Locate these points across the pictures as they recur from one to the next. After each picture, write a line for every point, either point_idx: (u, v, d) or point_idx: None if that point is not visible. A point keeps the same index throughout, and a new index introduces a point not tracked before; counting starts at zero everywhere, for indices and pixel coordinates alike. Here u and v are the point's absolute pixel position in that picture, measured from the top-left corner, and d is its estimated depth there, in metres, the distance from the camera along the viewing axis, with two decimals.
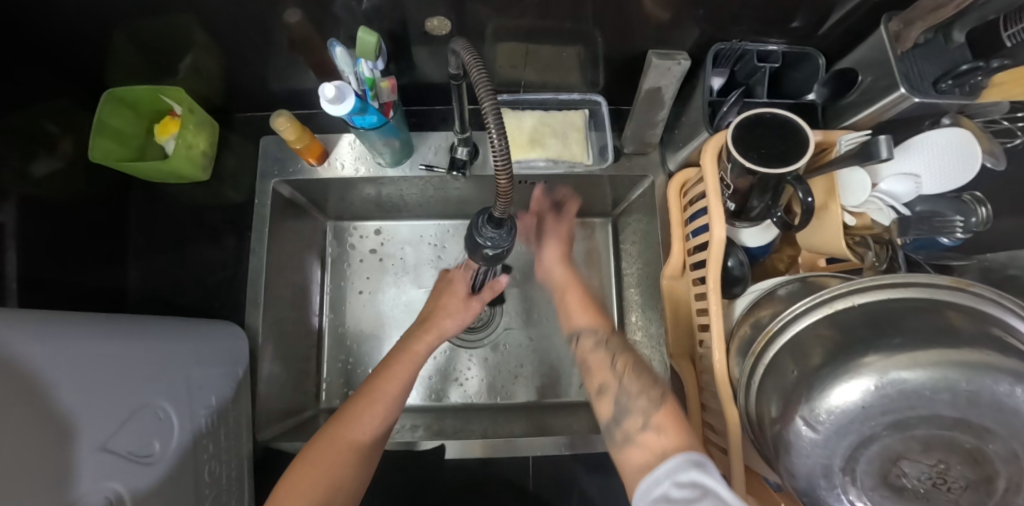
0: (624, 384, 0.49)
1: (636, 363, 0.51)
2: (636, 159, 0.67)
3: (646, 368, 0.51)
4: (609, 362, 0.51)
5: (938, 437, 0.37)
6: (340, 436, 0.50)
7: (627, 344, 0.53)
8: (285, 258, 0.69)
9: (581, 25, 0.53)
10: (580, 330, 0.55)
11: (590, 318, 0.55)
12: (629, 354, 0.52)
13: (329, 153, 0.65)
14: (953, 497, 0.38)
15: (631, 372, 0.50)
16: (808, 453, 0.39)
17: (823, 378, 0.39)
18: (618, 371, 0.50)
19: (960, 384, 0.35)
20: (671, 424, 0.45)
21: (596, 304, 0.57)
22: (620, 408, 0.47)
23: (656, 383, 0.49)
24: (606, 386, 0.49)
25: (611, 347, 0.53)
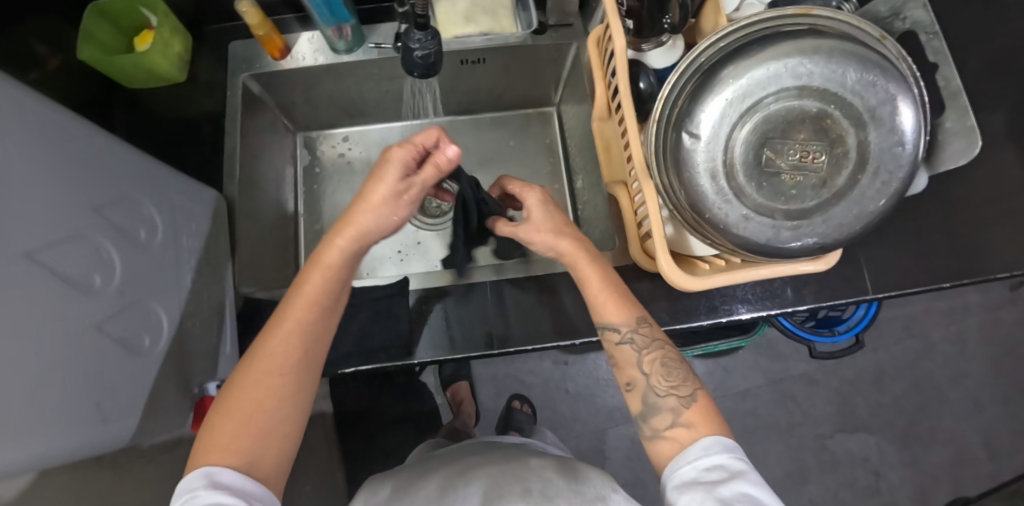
0: (653, 381, 0.54)
1: (667, 359, 0.55)
2: (562, 30, 0.75)
3: (677, 361, 0.55)
4: (637, 359, 0.55)
5: (792, 111, 0.44)
6: (256, 377, 0.49)
7: (657, 336, 0.56)
8: (257, 151, 0.77)
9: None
10: (607, 324, 0.57)
11: (618, 309, 0.56)
12: (661, 349, 0.56)
13: (290, 49, 0.74)
14: (821, 172, 0.44)
15: (661, 367, 0.55)
16: (695, 159, 0.46)
17: (700, 95, 0.46)
18: (647, 368, 0.55)
19: (797, 62, 0.43)
20: (701, 420, 0.52)
21: (621, 287, 0.57)
22: (648, 406, 0.54)
23: (687, 375, 0.54)
24: (635, 381, 0.55)
25: (637, 342, 0.56)
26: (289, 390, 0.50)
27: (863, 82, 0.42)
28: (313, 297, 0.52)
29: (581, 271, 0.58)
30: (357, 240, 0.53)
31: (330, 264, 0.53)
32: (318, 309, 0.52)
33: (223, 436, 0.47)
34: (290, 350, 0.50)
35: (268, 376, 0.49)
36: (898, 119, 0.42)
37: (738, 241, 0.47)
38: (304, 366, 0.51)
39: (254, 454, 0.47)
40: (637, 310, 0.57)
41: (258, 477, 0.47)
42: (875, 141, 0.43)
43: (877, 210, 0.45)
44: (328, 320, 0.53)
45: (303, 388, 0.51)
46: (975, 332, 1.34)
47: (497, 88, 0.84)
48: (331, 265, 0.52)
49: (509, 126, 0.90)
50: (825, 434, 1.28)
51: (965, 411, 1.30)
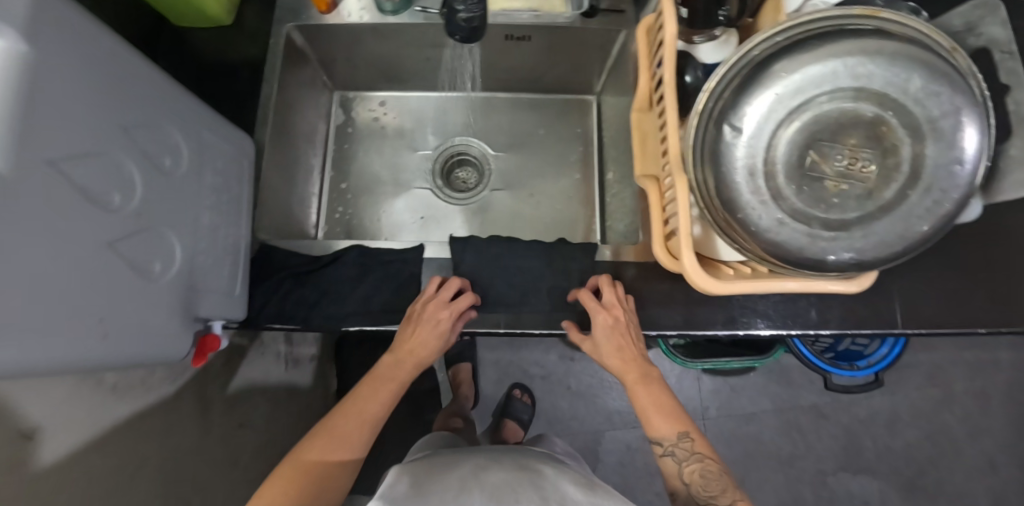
0: (693, 491, 0.59)
1: (709, 471, 0.59)
2: (613, 15, 0.73)
3: (716, 474, 0.59)
4: (678, 473, 0.61)
5: (844, 114, 0.41)
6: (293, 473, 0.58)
7: (698, 451, 0.61)
8: (292, 102, 0.76)
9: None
10: (659, 435, 0.62)
11: (667, 422, 0.62)
12: (699, 462, 0.60)
13: (337, 4, 0.74)
14: (868, 182, 0.42)
15: (698, 479, 0.59)
16: (734, 153, 0.44)
17: (750, 84, 0.43)
18: (686, 479, 0.60)
19: (857, 62, 0.41)
20: None
21: (675, 403, 0.63)
22: (687, 504, 0.59)
23: (725, 483, 0.58)
24: (677, 490, 0.61)
25: (677, 454, 0.61)
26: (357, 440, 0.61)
27: (924, 91, 0.40)
28: (398, 378, 0.64)
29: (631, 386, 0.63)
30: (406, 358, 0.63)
31: (397, 380, 0.64)
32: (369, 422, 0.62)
33: (291, 475, 0.58)
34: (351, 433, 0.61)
35: (321, 444, 0.60)
36: (959, 135, 0.40)
37: (770, 244, 0.44)
38: (373, 422, 0.62)
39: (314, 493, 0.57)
40: (688, 425, 0.62)
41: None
42: (934, 155, 0.40)
43: (925, 230, 0.42)
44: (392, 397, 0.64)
45: (362, 447, 0.62)
46: (1002, 389, 1.27)
47: (541, 68, 0.82)
48: (397, 380, 0.64)
49: (547, 109, 0.88)
50: (827, 471, 1.23)
51: (979, 469, 1.24)
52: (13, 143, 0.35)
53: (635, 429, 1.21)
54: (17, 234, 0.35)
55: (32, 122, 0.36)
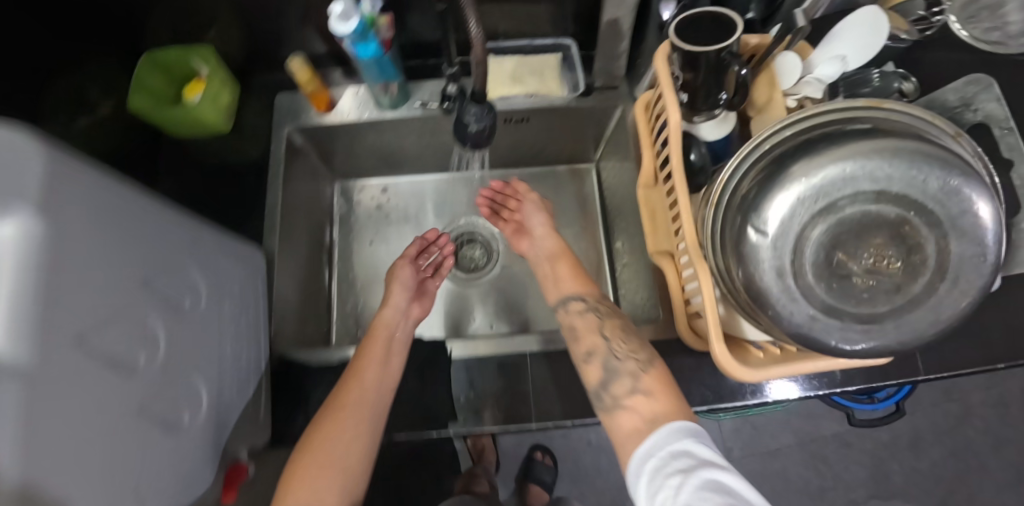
0: (612, 346, 0.61)
1: (622, 327, 0.64)
2: (608, 92, 0.75)
3: (631, 331, 0.63)
4: (597, 326, 0.64)
5: (867, 215, 0.42)
6: (335, 412, 0.58)
7: (613, 310, 0.67)
8: (297, 201, 0.77)
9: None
10: (568, 299, 0.68)
11: (576, 286, 0.70)
12: (615, 318, 0.65)
13: (334, 104, 0.75)
14: (896, 278, 0.43)
15: (618, 334, 0.62)
16: (761, 256, 0.44)
17: (769, 187, 0.44)
18: (606, 335, 0.62)
19: (876, 166, 0.41)
20: (656, 386, 0.56)
21: (581, 270, 0.73)
22: (608, 371, 0.59)
23: (640, 343, 0.61)
24: (596, 348, 0.62)
25: (597, 311, 0.66)
26: (355, 432, 0.58)
27: (945, 192, 0.40)
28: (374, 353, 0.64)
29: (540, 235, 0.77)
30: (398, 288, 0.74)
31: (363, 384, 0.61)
32: (369, 396, 0.60)
33: (308, 479, 0.54)
34: (341, 430, 0.57)
35: (349, 420, 0.58)
36: (982, 229, 0.40)
37: (803, 338, 0.45)
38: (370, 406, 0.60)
39: (340, 487, 0.55)
40: (598, 291, 0.69)
41: (349, 475, 0.56)
42: (959, 251, 0.41)
43: (954, 315, 0.43)
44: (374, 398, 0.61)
45: (370, 433, 0.59)
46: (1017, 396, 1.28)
47: (541, 144, 0.83)
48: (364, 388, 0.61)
49: (549, 180, 0.89)
50: (860, 500, 1.22)
51: (1006, 480, 1.24)
52: (30, 334, 0.33)
53: None
54: (49, 426, 0.34)
55: (56, 306, 0.35)
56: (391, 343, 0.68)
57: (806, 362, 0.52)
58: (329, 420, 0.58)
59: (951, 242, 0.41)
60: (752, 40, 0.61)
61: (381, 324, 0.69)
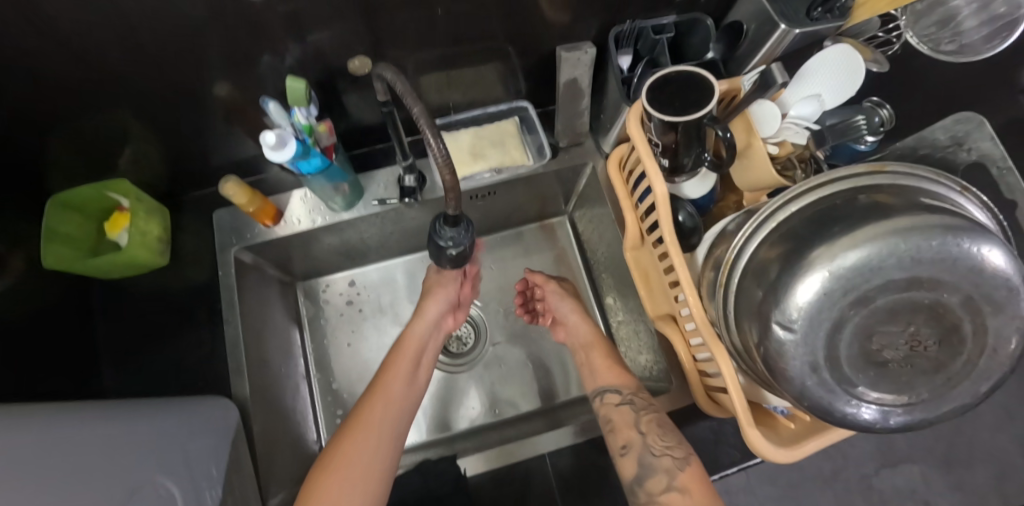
0: (648, 441, 0.57)
1: (660, 421, 0.59)
2: (574, 150, 0.70)
3: (669, 426, 0.58)
4: (633, 420, 0.59)
5: (900, 301, 0.40)
6: (360, 433, 0.58)
7: (652, 402, 0.61)
8: (260, 321, 0.70)
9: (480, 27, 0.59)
10: (605, 389, 0.65)
11: (616, 377, 0.66)
12: (655, 412, 0.60)
13: (282, 213, 0.69)
14: (931, 356, 0.42)
15: (655, 428, 0.58)
16: (793, 355, 0.41)
17: (787, 279, 0.41)
18: (642, 428, 0.58)
19: (905, 251, 0.38)
20: (694, 486, 0.52)
21: (619, 362, 0.68)
22: (644, 467, 0.55)
23: (681, 440, 0.57)
24: (631, 441, 0.57)
25: (635, 404, 0.61)
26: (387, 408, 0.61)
27: (980, 271, 0.38)
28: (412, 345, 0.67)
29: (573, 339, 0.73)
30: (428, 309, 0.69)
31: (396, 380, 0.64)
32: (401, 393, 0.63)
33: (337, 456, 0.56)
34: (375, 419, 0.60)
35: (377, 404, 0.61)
36: (1017, 301, 0.39)
37: (847, 424, 0.43)
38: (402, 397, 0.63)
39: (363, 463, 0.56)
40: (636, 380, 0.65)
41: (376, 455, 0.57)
42: (994, 326, 0.40)
43: (989, 382, 0.42)
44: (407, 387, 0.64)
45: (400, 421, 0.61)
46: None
47: (511, 210, 0.78)
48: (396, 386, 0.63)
49: (524, 240, 0.84)
50: (870, 472, 1.26)
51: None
52: None
53: None
54: None
55: None
56: (420, 361, 0.68)
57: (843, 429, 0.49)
58: (346, 439, 0.58)
59: (986, 319, 0.40)
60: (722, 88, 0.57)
61: (411, 337, 0.68)
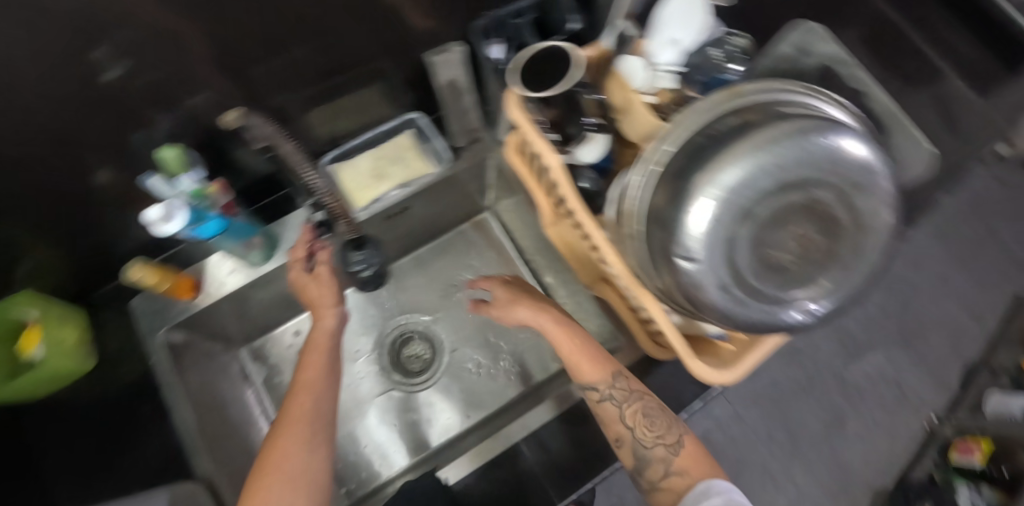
0: (638, 435, 0.58)
1: (644, 409, 0.59)
2: (475, 147, 0.71)
3: (655, 410, 0.59)
4: (619, 416, 0.59)
5: (784, 207, 0.41)
6: (284, 442, 0.53)
7: (632, 390, 0.60)
8: (208, 396, 0.68)
9: (346, 62, 0.60)
10: (588, 382, 0.61)
11: (597, 369, 0.60)
12: (640, 399, 0.59)
13: (201, 283, 0.67)
14: (823, 249, 0.43)
15: (642, 420, 0.58)
16: (703, 281, 0.42)
17: (677, 215, 0.43)
18: (630, 423, 0.58)
19: (770, 161, 0.40)
20: (690, 465, 0.56)
21: (598, 350, 0.62)
22: (640, 459, 0.58)
23: (670, 423, 0.58)
24: (623, 437, 0.59)
25: (616, 397, 0.59)
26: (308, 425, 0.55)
27: (836, 161, 0.41)
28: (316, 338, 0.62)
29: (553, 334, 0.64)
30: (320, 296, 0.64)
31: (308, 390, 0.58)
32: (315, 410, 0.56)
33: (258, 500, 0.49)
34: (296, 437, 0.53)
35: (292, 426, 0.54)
36: (874, 179, 0.42)
37: (773, 330, 0.45)
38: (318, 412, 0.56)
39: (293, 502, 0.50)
40: (614, 364, 0.62)
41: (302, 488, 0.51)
42: (863, 207, 0.43)
43: (877, 256, 0.45)
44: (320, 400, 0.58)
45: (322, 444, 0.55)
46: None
47: (432, 219, 0.79)
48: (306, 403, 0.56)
49: (456, 245, 0.86)
50: (839, 367, 1.35)
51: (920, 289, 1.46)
52: None
53: None
54: None
55: None
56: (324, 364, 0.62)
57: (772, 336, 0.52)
58: (257, 478, 0.51)
59: (856, 201, 0.42)
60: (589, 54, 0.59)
61: (312, 346, 0.62)
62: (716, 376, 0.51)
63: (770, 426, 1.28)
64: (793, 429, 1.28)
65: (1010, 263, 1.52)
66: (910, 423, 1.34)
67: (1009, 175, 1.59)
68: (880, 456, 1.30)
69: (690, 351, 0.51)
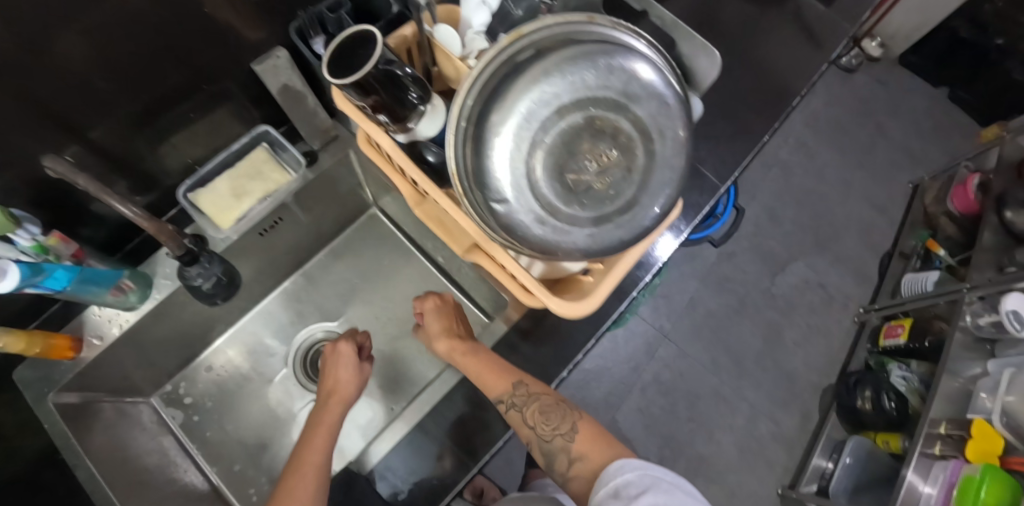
0: (544, 433, 0.62)
1: (548, 409, 0.63)
2: (332, 146, 0.72)
3: (557, 408, 0.63)
4: (525, 419, 0.63)
5: (566, 132, 0.43)
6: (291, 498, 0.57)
7: (535, 390, 0.63)
8: (120, 448, 0.68)
9: (169, 81, 0.62)
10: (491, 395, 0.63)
11: (497, 381, 0.63)
12: (539, 400, 0.63)
13: (81, 339, 0.66)
14: (621, 164, 0.45)
15: (545, 417, 0.62)
16: (518, 216, 0.45)
17: (480, 162, 0.45)
18: (534, 423, 0.62)
19: (540, 92, 0.42)
20: (588, 448, 0.59)
21: (495, 363, 0.65)
22: (549, 455, 0.61)
23: (566, 415, 0.62)
24: (531, 438, 0.63)
25: (521, 402, 0.63)
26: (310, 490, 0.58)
27: (601, 80, 0.43)
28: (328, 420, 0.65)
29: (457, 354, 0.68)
30: (345, 403, 0.68)
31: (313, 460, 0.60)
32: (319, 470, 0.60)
33: None
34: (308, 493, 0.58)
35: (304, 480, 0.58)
36: (649, 87, 0.44)
37: (603, 253, 0.47)
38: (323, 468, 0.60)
39: None
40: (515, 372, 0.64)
41: None
42: (646, 115, 0.44)
43: (681, 159, 0.46)
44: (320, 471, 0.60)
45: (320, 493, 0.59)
46: (788, 142, 1.61)
47: (314, 225, 0.81)
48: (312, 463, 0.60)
49: (350, 247, 0.88)
50: (767, 284, 1.46)
51: (827, 197, 1.56)
52: None
53: (633, 391, 1.33)
54: None
55: None
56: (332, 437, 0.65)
57: (618, 256, 0.55)
58: None
59: (637, 112, 0.44)
60: (394, 44, 0.61)
61: (320, 420, 0.65)
62: (583, 308, 0.55)
63: (714, 353, 1.38)
64: (734, 351, 1.39)
65: (904, 155, 1.62)
66: (840, 320, 1.45)
67: (888, 75, 1.70)
68: (817, 359, 1.41)
69: (547, 292, 0.55)
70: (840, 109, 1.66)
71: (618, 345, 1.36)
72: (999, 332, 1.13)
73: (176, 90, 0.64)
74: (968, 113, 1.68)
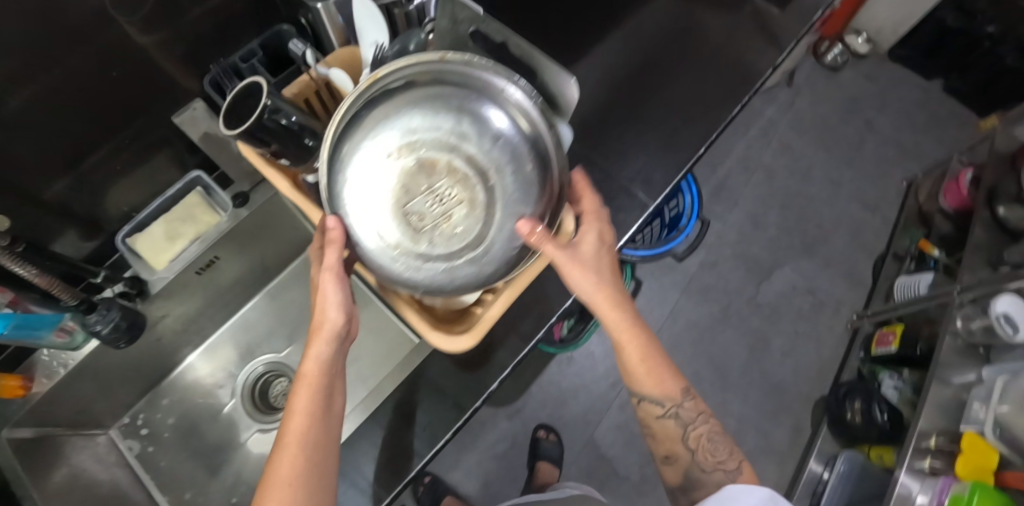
0: (699, 458, 0.65)
1: (709, 436, 0.65)
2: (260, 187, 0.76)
3: (718, 435, 0.65)
4: (679, 435, 0.65)
5: (402, 173, 0.47)
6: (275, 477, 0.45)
7: (696, 410, 0.65)
8: (71, 482, 0.72)
9: (93, 136, 0.66)
10: (648, 399, 0.64)
11: (659, 390, 0.63)
12: (705, 422, 0.66)
13: (31, 378, 0.71)
14: (463, 198, 0.47)
15: (705, 444, 0.65)
16: (372, 259, 0.47)
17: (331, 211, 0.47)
18: (691, 445, 0.65)
19: (372, 141, 0.47)
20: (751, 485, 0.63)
21: (660, 365, 0.63)
22: (693, 481, 0.65)
23: (728, 451, 0.65)
24: (678, 455, 0.66)
25: (681, 417, 0.65)
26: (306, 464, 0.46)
27: (426, 122, 0.47)
28: (308, 374, 0.49)
29: (597, 308, 0.57)
30: (328, 341, 0.49)
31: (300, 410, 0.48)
32: (306, 442, 0.47)
33: None
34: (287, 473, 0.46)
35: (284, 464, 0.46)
36: (477, 121, 0.47)
37: (465, 287, 0.47)
38: (320, 440, 0.48)
39: None
40: (677, 385, 0.64)
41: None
42: (478, 148, 0.47)
43: (526, 184, 0.48)
44: (321, 428, 0.48)
45: (323, 464, 0.48)
46: (771, 144, 1.55)
47: (255, 262, 0.85)
48: (302, 416, 0.47)
49: (294, 280, 0.92)
50: (751, 293, 1.41)
51: (813, 198, 1.51)
52: None
53: (611, 408, 1.30)
54: None
55: None
56: (333, 391, 0.50)
57: (492, 310, 0.55)
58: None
59: (467, 147, 0.47)
60: (291, 90, 0.62)
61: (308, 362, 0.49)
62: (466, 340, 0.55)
63: (697, 364, 1.34)
64: (717, 363, 1.35)
65: (895, 151, 1.56)
66: (831, 326, 1.40)
67: (875, 68, 1.63)
68: (808, 368, 1.36)
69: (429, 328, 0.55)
70: (825, 107, 1.60)
71: (596, 361, 1.34)
72: (990, 337, 1.06)
73: (110, 147, 0.69)
74: (964, 103, 1.60)
